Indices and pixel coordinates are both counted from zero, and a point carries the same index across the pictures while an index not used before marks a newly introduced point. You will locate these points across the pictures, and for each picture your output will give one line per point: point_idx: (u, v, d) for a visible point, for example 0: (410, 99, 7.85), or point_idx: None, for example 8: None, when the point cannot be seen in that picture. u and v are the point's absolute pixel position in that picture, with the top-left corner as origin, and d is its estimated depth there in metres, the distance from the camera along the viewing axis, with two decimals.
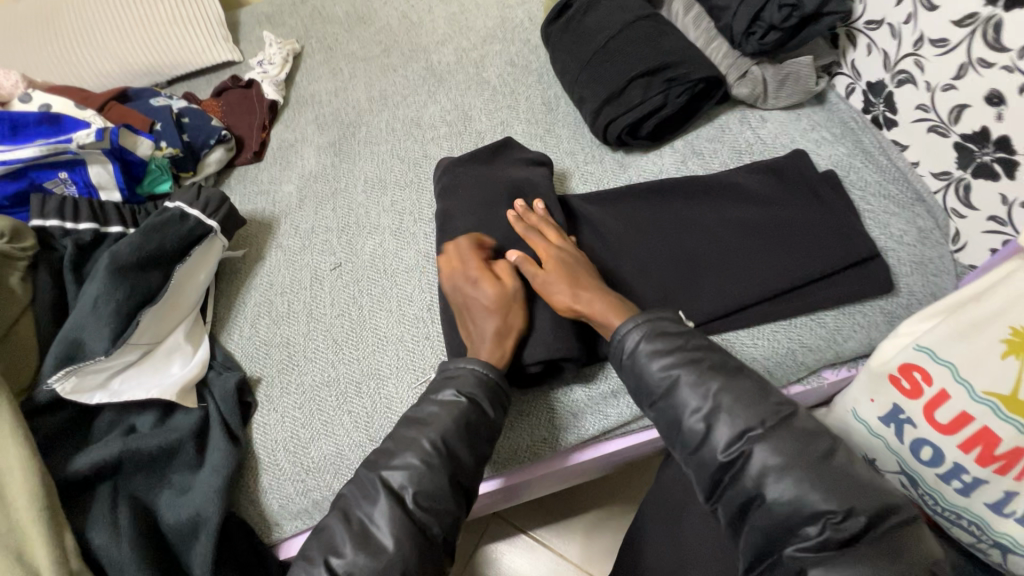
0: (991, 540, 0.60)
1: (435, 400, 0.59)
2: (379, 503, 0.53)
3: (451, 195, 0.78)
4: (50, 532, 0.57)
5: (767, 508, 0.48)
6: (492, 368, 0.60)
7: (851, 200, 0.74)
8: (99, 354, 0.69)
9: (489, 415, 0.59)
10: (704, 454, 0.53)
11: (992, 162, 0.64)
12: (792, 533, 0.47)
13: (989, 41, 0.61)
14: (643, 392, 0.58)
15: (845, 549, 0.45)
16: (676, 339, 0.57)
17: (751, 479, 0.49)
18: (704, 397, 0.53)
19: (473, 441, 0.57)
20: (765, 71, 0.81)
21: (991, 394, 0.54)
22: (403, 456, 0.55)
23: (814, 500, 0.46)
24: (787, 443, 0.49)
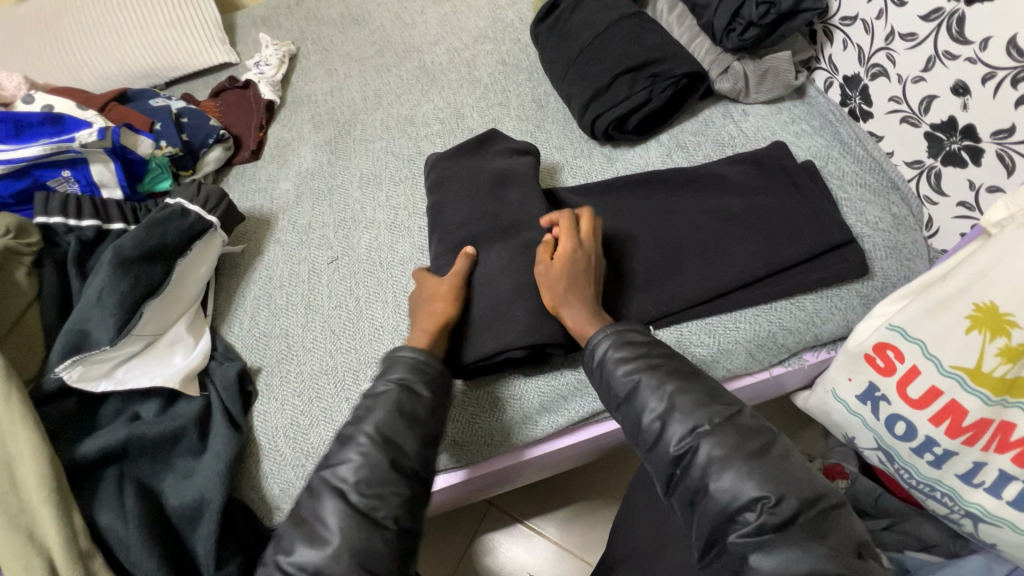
0: (961, 510, 0.64)
1: (367, 395, 0.60)
2: (325, 499, 0.54)
3: (444, 186, 0.81)
4: (60, 511, 0.59)
5: (712, 497, 0.52)
6: (421, 353, 0.62)
7: (828, 188, 0.77)
8: (104, 344, 0.71)
9: (424, 396, 0.60)
10: (659, 451, 0.56)
11: (960, 150, 0.67)
12: (733, 521, 0.51)
13: (954, 34, 0.64)
14: (608, 394, 0.61)
15: (781, 532, 0.49)
16: (639, 347, 0.61)
17: (698, 470, 0.53)
18: (660, 400, 0.57)
19: (412, 423, 0.58)
20: (746, 66, 0.84)
21: (957, 367, 0.57)
22: (346, 451, 0.56)
23: (750, 488, 0.51)
24: (730, 437, 0.54)
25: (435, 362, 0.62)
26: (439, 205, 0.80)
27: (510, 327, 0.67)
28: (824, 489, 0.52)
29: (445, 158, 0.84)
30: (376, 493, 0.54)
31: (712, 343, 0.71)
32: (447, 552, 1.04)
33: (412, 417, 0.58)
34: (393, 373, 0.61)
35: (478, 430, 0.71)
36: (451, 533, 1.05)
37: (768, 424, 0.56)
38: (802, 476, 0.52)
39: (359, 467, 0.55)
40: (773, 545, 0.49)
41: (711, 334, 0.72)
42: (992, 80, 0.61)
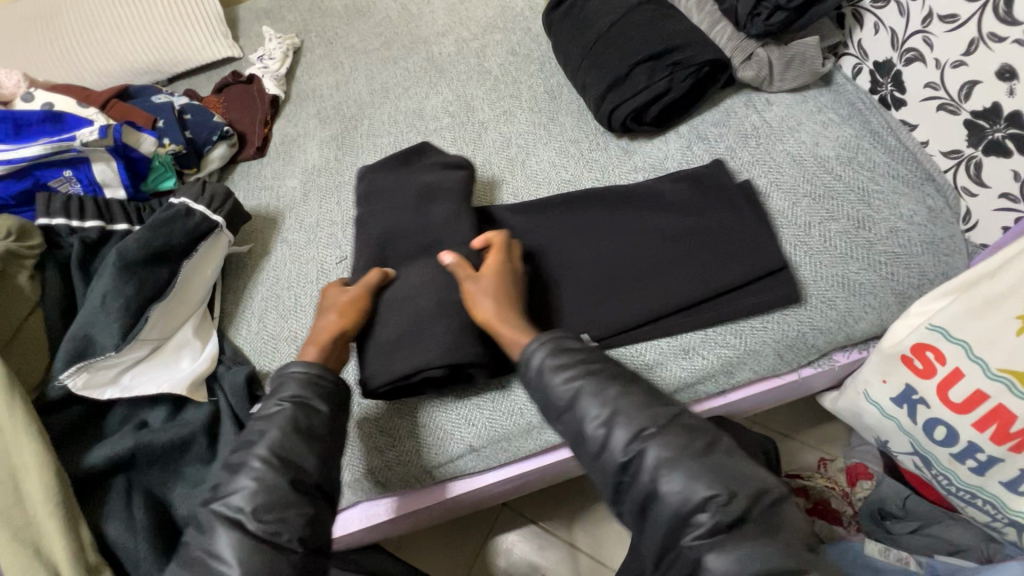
0: (1006, 518, 0.61)
1: (260, 417, 0.57)
2: (217, 533, 0.52)
3: (375, 196, 0.78)
4: (67, 525, 0.57)
5: (663, 501, 0.50)
6: (312, 365, 0.60)
7: (766, 212, 0.74)
8: (109, 350, 0.70)
9: (322, 411, 0.58)
10: (605, 458, 0.53)
11: (1003, 138, 0.63)
12: (686, 524, 0.49)
13: (1001, 13, 0.60)
14: (547, 403, 0.57)
15: (733, 531, 0.48)
16: (577, 353, 0.58)
17: (648, 474, 0.51)
18: (603, 405, 0.54)
19: (311, 440, 0.56)
20: (771, 52, 0.80)
21: (1006, 370, 0.54)
22: (237, 479, 0.54)
23: (701, 488, 0.49)
24: (677, 437, 0.52)
25: (329, 375, 0.60)
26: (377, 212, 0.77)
27: (430, 344, 0.62)
28: (770, 482, 0.50)
29: (381, 170, 0.82)
30: (276, 517, 0.52)
31: (738, 344, 0.68)
32: (460, 553, 1.02)
33: (310, 433, 0.56)
34: (285, 391, 0.58)
35: (447, 448, 0.68)
36: (463, 534, 1.03)
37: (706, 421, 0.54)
38: (749, 472, 0.50)
39: (256, 493, 0.52)
40: (727, 545, 0.47)
41: (735, 334, 0.69)
42: None
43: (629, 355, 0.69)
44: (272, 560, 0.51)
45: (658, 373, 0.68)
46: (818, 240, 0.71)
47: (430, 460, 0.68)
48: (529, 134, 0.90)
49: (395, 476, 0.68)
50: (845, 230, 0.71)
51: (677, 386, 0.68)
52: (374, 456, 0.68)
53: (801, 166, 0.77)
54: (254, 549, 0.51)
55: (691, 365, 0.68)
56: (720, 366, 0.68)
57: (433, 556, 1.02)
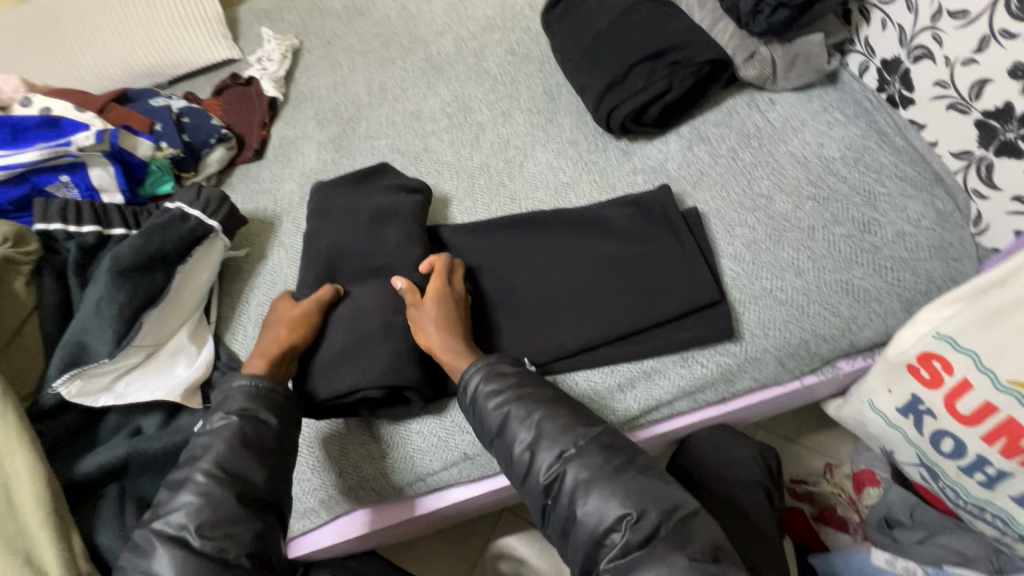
0: (1016, 533, 0.60)
1: (205, 433, 0.57)
2: (157, 554, 0.51)
3: (326, 212, 0.76)
4: (58, 534, 0.57)
5: (581, 521, 0.53)
6: (260, 378, 0.59)
7: (707, 241, 0.72)
8: (103, 357, 0.70)
9: (270, 423, 0.58)
10: (531, 483, 0.56)
11: (1016, 139, 0.60)
12: (602, 543, 0.52)
13: (1013, 10, 0.57)
14: (481, 429, 0.59)
15: (645, 547, 0.50)
16: (508, 378, 0.59)
17: (567, 496, 0.54)
18: (529, 430, 0.56)
19: (260, 454, 0.56)
20: (773, 51, 0.78)
21: (1016, 383, 0.52)
22: (179, 497, 0.53)
23: (613, 508, 0.52)
24: (594, 459, 0.54)
25: (281, 387, 0.59)
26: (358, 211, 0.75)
27: (369, 365, 0.63)
28: (681, 497, 0.52)
29: (336, 186, 0.79)
30: (224, 533, 0.52)
31: (739, 351, 0.67)
32: (460, 556, 1.01)
33: (258, 447, 0.56)
34: (230, 406, 0.57)
35: (419, 463, 0.67)
36: (463, 537, 1.03)
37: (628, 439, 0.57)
38: (663, 486, 0.53)
39: (201, 510, 0.52)
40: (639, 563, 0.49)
41: (735, 341, 0.67)
42: None
43: (629, 362, 0.68)
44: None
45: (657, 381, 0.67)
46: (822, 244, 0.69)
47: (403, 476, 0.67)
48: (528, 135, 0.89)
49: (398, 480, 0.67)
50: (850, 235, 0.69)
51: (677, 394, 0.67)
52: (347, 471, 0.68)
53: (805, 167, 0.74)
54: (200, 566, 0.50)
55: (689, 373, 0.67)
56: (718, 374, 0.67)
57: (433, 559, 1.02)
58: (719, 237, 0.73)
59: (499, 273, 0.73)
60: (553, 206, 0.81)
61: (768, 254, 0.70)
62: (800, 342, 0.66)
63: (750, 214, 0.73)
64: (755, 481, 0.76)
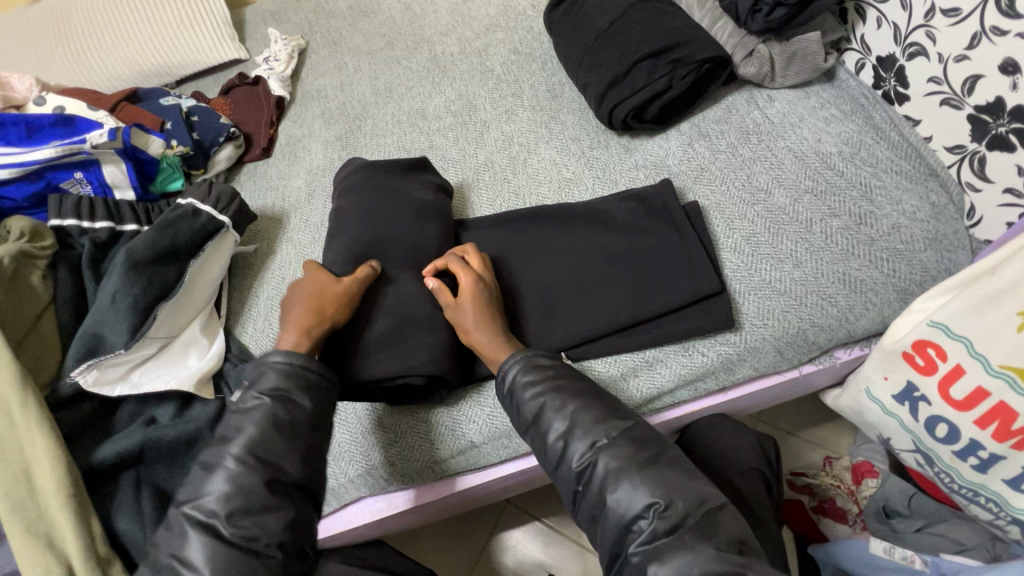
0: (1008, 516, 0.61)
1: (236, 412, 0.58)
2: (191, 540, 0.52)
3: (349, 198, 0.77)
4: (77, 518, 0.59)
5: (610, 509, 0.54)
6: (295, 357, 0.59)
7: (707, 233, 0.74)
8: (119, 348, 0.71)
9: (304, 406, 0.58)
10: (563, 469, 0.58)
11: (1007, 133, 0.62)
12: (630, 531, 0.53)
13: (1004, 8, 0.59)
14: (517, 417, 0.61)
15: (671, 535, 0.51)
16: (546, 370, 0.61)
17: (598, 484, 0.55)
18: (563, 419, 0.58)
19: (291, 439, 0.57)
20: (772, 48, 0.80)
21: (1007, 367, 0.54)
22: (211, 482, 0.54)
23: (641, 497, 0.53)
24: (626, 448, 0.56)
25: (313, 366, 0.60)
26: (371, 203, 0.75)
27: (415, 352, 0.65)
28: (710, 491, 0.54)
29: (365, 174, 0.79)
30: (249, 515, 0.53)
31: (739, 341, 0.68)
32: (465, 549, 1.03)
33: (292, 431, 0.57)
34: (263, 385, 0.58)
35: (427, 453, 0.69)
36: (470, 530, 1.04)
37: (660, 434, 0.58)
38: (691, 481, 0.54)
39: (231, 497, 0.53)
40: (666, 551, 0.51)
41: (736, 332, 0.69)
42: None
43: (631, 352, 0.70)
44: (242, 557, 0.52)
45: (659, 370, 0.69)
46: (820, 236, 0.71)
47: (412, 465, 0.69)
48: (531, 132, 0.91)
49: (406, 468, 0.69)
50: (847, 227, 0.71)
51: (678, 383, 0.68)
52: (357, 461, 0.69)
53: (803, 162, 0.76)
54: (223, 546, 0.52)
55: (691, 362, 0.69)
56: (719, 363, 0.68)
57: (439, 553, 1.03)
58: (719, 230, 0.75)
59: (504, 265, 0.75)
60: (557, 200, 0.83)
61: (767, 246, 0.72)
62: (794, 330, 0.68)
63: (750, 208, 0.75)
64: (751, 469, 0.78)
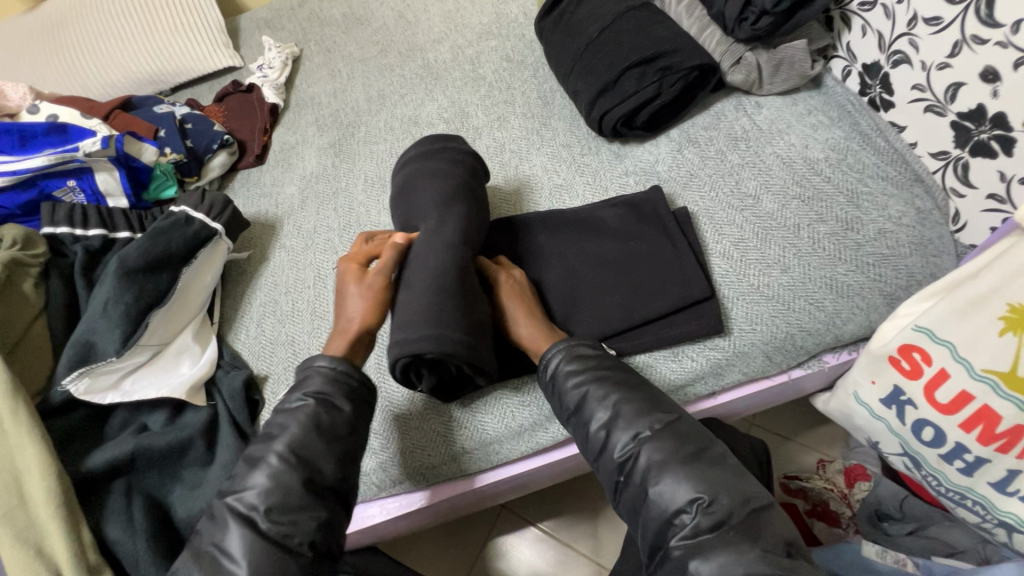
0: (995, 519, 0.61)
1: (283, 411, 0.59)
2: (229, 530, 0.53)
3: (411, 184, 0.77)
4: (67, 528, 0.59)
5: (652, 501, 0.54)
6: (339, 362, 0.61)
7: (697, 239, 0.75)
8: (111, 355, 0.72)
9: (344, 410, 0.59)
10: (605, 458, 0.59)
11: (989, 139, 0.63)
12: (671, 525, 0.53)
13: (983, 16, 0.60)
14: (559, 406, 0.63)
15: (714, 531, 0.51)
16: (589, 360, 0.63)
17: (638, 475, 0.56)
18: (606, 409, 0.59)
19: (329, 439, 0.57)
20: (759, 56, 0.80)
21: (990, 371, 0.54)
22: (252, 476, 0.55)
23: (685, 490, 0.53)
24: (667, 442, 0.56)
25: (356, 374, 0.61)
26: (445, 189, 0.74)
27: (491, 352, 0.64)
28: (756, 490, 0.53)
29: (466, 162, 0.79)
30: (289, 520, 0.54)
31: (728, 346, 0.69)
32: (461, 554, 1.03)
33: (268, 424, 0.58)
34: (309, 387, 0.60)
35: (416, 460, 0.69)
36: (463, 534, 1.05)
37: (706, 430, 0.58)
38: (736, 480, 0.54)
39: (270, 493, 0.54)
40: (709, 547, 0.50)
41: (725, 336, 0.69)
42: None
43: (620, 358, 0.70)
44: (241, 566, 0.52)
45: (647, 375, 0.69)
46: (807, 242, 0.72)
47: (400, 472, 0.69)
48: (522, 139, 0.92)
49: (395, 473, 0.69)
50: (834, 232, 0.72)
51: (667, 388, 0.69)
52: None
53: (791, 168, 0.77)
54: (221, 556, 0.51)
55: (680, 367, 0.69)
56: (709, 368, 0.69)
57: (434, 557, 1.03)
58: (708, 236, 0.75)
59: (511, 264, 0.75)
60: (548, 207, 0.84)
61: (756, 252, 0.72)
62: (779, 336, 0.69)
63: (738, 213, 0.76)
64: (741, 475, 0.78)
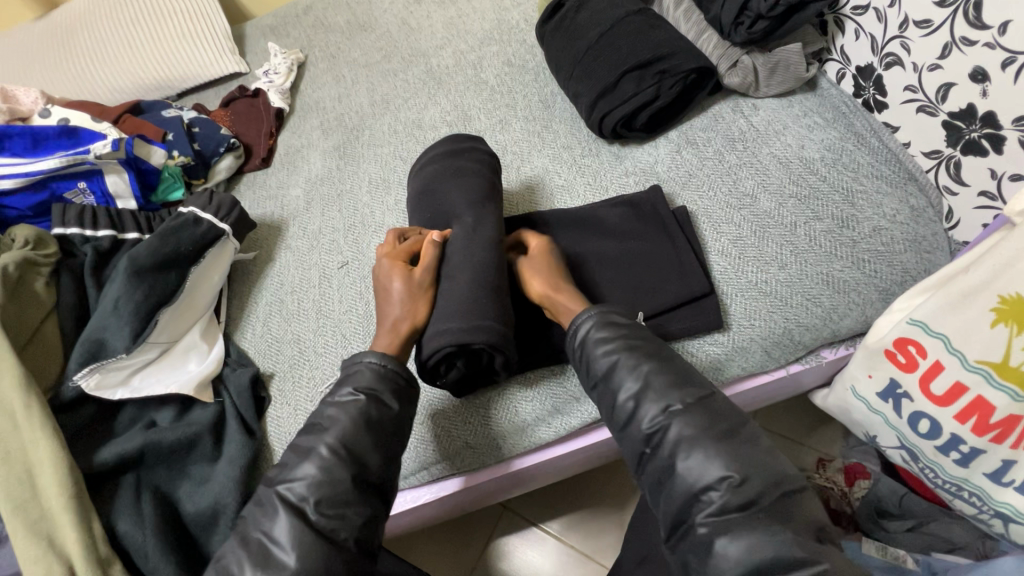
0: (991, 510, 0.62)
1: (332, 403, 0.60)
2: (279, 518, 0.53)
3: (432, 185, 0.79)
4: (79, 520, 0.60)
5: (678, 477, 0.52)
6: (387, 360, 0.62)
7: (696, 237, 0.76)
8: (120, 352, 0.73)
9: (392, 408, 0.60)
10: (631, 430, 0.56)
11: (980, 138, 0.65)
12: (697, 501, 0.50)
13: (971, 19, 0.62)
14: (587, 374, 0.61)
15: (743, 512, 0.48)
16: (620, 329, 0.60)
17: (667, 448, 0.53)
18: (636, 379, 0.57)
19: (377, 436, 0.58)
20: (756, 58, 0.82)
21: (983, 362, 0.56)
22: (302, 466, 0.56)
23: (715, 468, 0.50)
24: (701, 417, 0.53)
25: (404, 373, 0.62)
26: (467, 190, 0.76)
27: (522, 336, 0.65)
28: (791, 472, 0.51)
29: (489, 163, 0.81)
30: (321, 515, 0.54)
31: (727, 341, 0.70)
32: (464, 554, 1.03)
33: None
34: (359, 383, 0.60)
35: (419, 456, 0.70)
36: (466, 534, 1.05)
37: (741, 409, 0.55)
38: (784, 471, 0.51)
39: (319, 486, 0.54)
40: (737, 528, 0.48)
41: (724, 332, 0.71)
42: (1012, 65, 0.59)
43: None
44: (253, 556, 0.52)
45: None
46: (804, 239, 0.73)
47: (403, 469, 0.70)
48: (523, 141, 0.93)
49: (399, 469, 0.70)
50: (830, 230, 0.73)
51: None
52: None
53: (787, 168, 0.79)
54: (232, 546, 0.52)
55: None
56: (708, 363, 0.70)
57: (437, 557, 1.04)
58: (707, 234, 0.77)
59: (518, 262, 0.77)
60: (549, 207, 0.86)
61: (753, 249, 0.74)
62: (778, 332, 0.70)
63: (736, 212, 0.77)
64: None
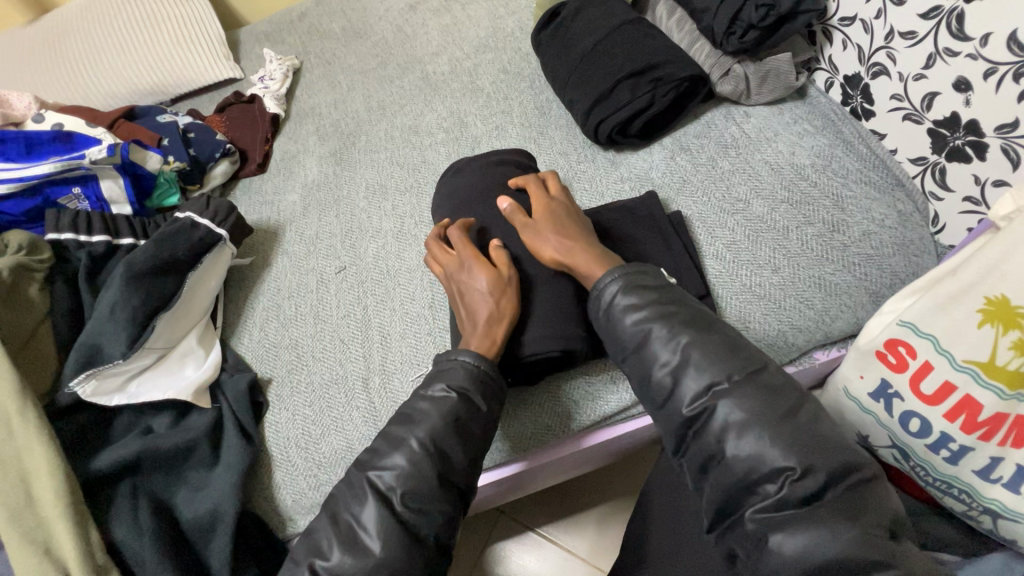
0: (980, 506, 0.62)
1: (425, 398, 0.59)
2: (368, 503, 0.54)
3: (464, 189, 0.79)
4: (75, 528, 0.59)
5: (727, 466, 0.51)
6: (483, 360, 0.60)
7: (693, 242, 0.78)
8: (117, 358, 0.72)
9: (481, 408, 0.59)
10: (671, 408, 0.56)
11: (964, 145, 0.67)
12: (753, 492, 0.50)
13: (954, 31, 0.64)
14: (617, 344, 0.60)
15: (804, 507, 0.48)
16: (649, 293, 0.60)
17: (714, 435, 0.52)
18: (673, 351, 0.56)
19: (465, 438, 0.57)
20: (746, 68, 0.85)
21: (971, 361, 0.57)
22: (393, 457, 0.55)
23: (774, 457, 0.49)
24: (754, 401, 0.52)
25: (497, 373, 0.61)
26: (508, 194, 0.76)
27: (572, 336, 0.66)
28: (860, 461, 0.50)
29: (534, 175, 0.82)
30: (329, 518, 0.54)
31: None
32: (460, 561, 1.03)
33: None
34: (450, 380, 0.59)
35: None
36: (461, 541, 1.05)
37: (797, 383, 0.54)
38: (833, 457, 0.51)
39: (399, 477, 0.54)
40: (795, 524, 0.47)
41: None
42: (994, 75, 0.62)
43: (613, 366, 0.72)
44: None
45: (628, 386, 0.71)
46: (796, 243, 0.75)
47: None
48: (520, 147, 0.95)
49: None
50: (821, 234, 0.75)
51: None
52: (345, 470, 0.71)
53: (779, 174, 0.81)
54: None
55: None
56: None
57: None
58: (703, 237, 0.78)
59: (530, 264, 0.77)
60: None
61: (747, 253, 0.76)
62: (772, 335, 0.71)
63: (730, 217, 0.79)
64: None
